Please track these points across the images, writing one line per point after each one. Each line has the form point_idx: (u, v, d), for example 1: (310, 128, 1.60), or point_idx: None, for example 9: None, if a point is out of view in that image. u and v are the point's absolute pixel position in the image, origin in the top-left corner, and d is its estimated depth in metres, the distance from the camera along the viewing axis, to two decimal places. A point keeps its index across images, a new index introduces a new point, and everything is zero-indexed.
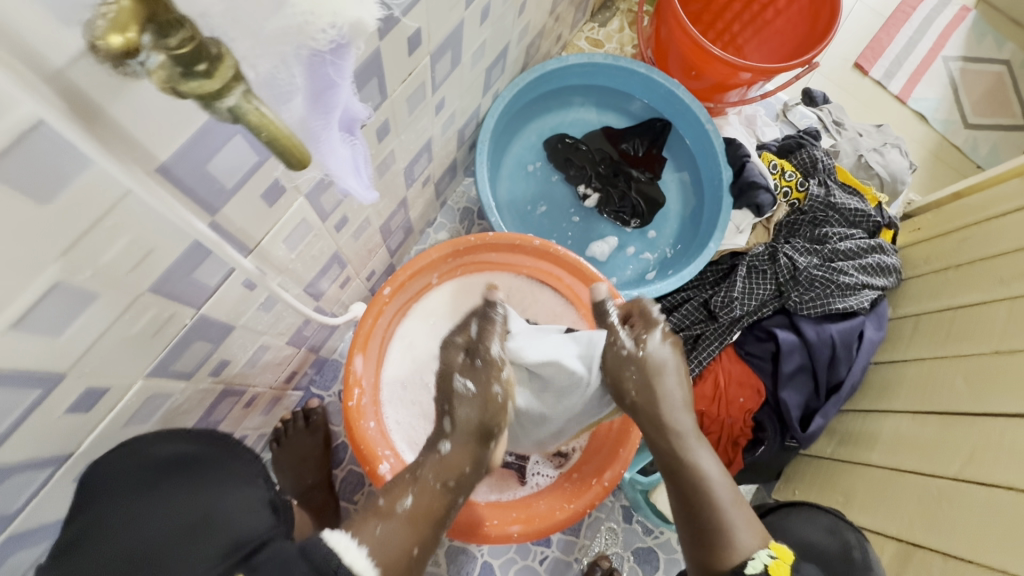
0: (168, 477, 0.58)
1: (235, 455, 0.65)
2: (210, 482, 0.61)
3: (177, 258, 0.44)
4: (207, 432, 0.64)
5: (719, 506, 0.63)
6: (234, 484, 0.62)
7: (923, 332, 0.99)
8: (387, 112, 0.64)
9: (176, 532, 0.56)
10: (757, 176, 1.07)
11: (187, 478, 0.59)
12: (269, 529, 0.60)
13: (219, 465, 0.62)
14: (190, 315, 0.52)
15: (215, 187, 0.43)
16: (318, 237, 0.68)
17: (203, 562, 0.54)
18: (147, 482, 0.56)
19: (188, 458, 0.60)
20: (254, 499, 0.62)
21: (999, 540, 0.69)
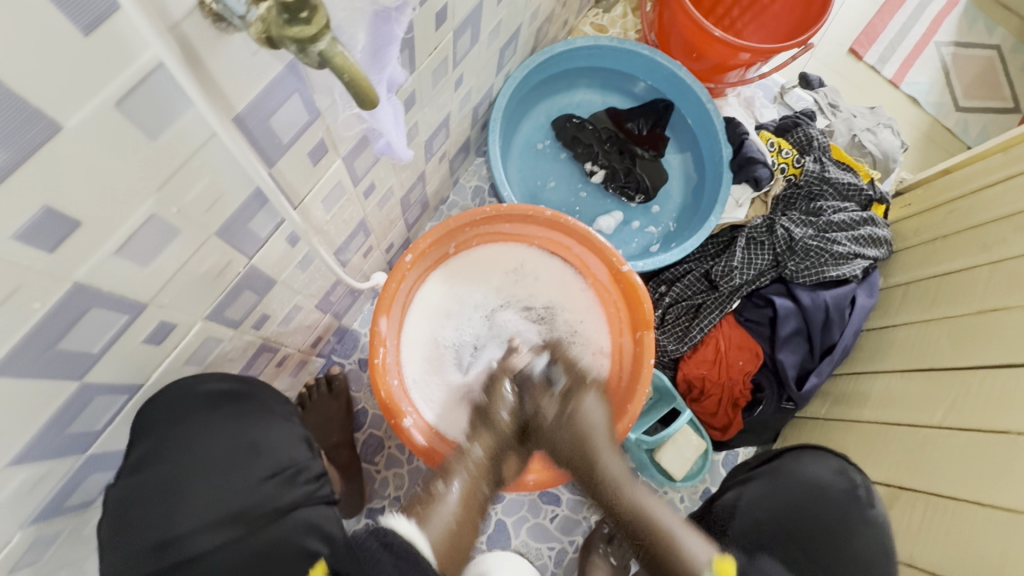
0: (220, 407, 0.62)
1: (273, 392, 0.70)
2: (252, 414, 0.65)
3: (238, 206, 0.50)
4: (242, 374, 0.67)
5: (667, 530, 0.75)
6: (278, 420, 0.67)
7: (913, 298, 1.04)
8: (415, 83, 0.69)
9: (224, 457, 0.62)
10: (757, 152, 1.14)
11: (233, 411, 0.64)
12: (308, 459, 0.67)
13: (259, 400, 0.67)
14: (243, 264, 0.58)
15: (275, 141, 0.49)
16: (350, 201, 0.74)
17: (252, 483, 0.62)
18: (200, 412, 0.60)
19: (232, 392, 0.64)
20: (292, 432, 0.68)
21: (981, 477, 0.75)
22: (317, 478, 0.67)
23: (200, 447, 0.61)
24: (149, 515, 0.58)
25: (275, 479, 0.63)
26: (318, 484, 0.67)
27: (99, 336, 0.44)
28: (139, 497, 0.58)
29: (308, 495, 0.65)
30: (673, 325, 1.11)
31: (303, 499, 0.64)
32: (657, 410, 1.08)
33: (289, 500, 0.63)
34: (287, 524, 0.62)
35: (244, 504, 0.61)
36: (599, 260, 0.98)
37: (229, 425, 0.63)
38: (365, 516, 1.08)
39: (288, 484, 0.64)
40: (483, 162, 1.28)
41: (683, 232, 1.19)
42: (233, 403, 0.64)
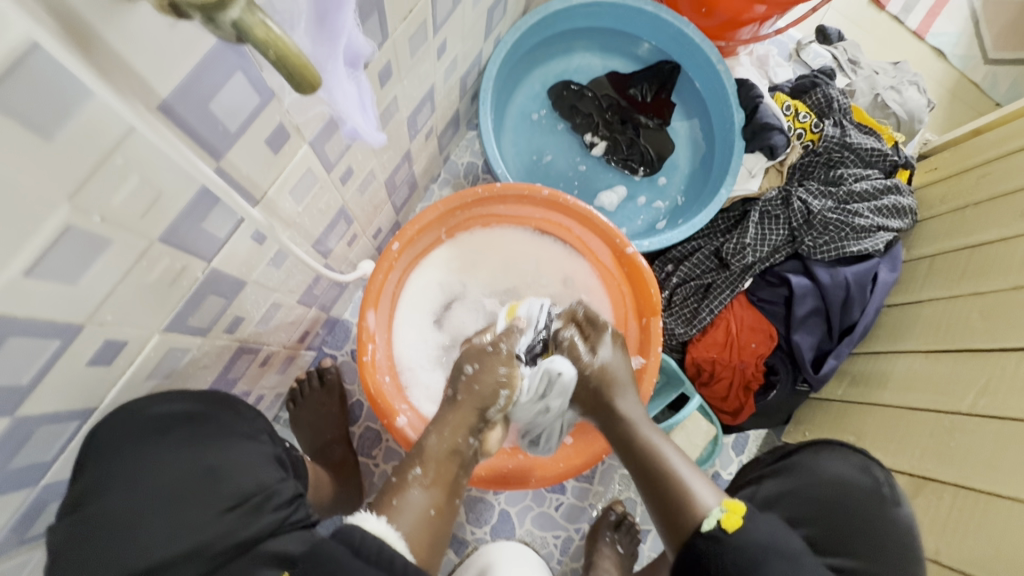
0: (173, 431, 0.57)
1: (238, 414, 0.65)
2: (216, 437, 0.60)
3: (185, 207, 0.44)
4: (206, 393, 0.63)
5: (676, 475, 0.67)
6: (239, 440, 0.62)
7: (938, 272, 0.97)
8: (389, 53, 0.61)
9: (182, 486, 0.56)
10: (771, 117, 1.04)
11: (190, 435, 0.58)
12: (278, 481, 0.61)
13: (224, 423, 0.62)
14: (203, 268, 0.52)
15: (219, 130, 0.42)
16: (324, 189, 0.67)
17: (211, 515, 0.55)
18: (151, 440, 0.55)
19: (195, 413, 0.60)
20: (261, 453, 0.63)
21: (1014, 469, 0.70)
22: (289, 502, 0.61)
23: (152, 475, 0.55)
24: (93, 556, 0.51)
25: (239, 508, 0.57)
26: (290, 508, 0.61)
27: (27, 364, 0.39)
28: (83, 536, 0.51)
29: (280, 522, 0.59)
30: (681, 307, 1.05)
31: (274, 526, 0.58)
32: (666, 394, 1.02)
33: (254, 532, 0.56)
34: (251, 560, 0.55)
35: (204, 539, 0.54)
36: (601, 242, 0.91)
37: (186, 451, 0.57)
38: None
39: (255, 512, 0.58)
40: (475, 136, 1.20)
41: (692, 205, 1.11)
42: (190, 425, 0.58)
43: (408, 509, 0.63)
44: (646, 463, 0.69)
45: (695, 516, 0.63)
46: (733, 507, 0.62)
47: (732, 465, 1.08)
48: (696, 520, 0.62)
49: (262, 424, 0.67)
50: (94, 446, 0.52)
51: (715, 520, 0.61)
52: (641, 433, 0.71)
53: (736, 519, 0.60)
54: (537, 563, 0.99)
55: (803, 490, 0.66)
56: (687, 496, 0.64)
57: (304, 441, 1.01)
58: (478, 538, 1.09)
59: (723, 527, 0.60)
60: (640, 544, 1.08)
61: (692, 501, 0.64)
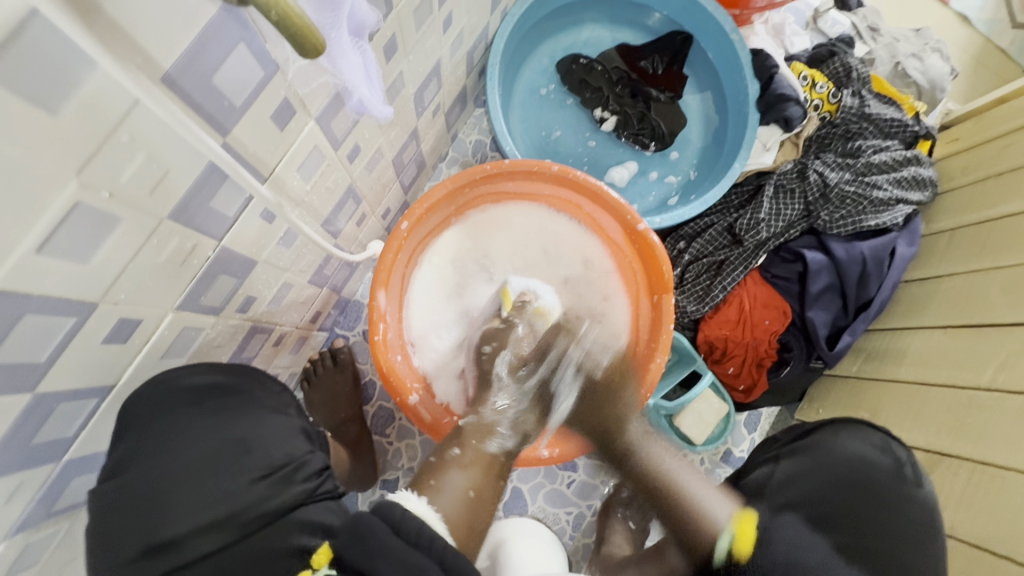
0: (204, 403, 0.59)
1: (266, 388, 0.66)
2: (245, 410, 0.62)
3: (193, 184, 0.43)
4: (238, 367, 0.65)
5: (691, 500, 0.71)
6: (264, 414, 0.63)
7: (959, 245, 0.95)
8: (394, 25, 0.60)
9: (212, 457, 0.57)
10: (786, 88, 1.01)
11: (221, 407, 0.60)
12: (307, 453, 0.63)
13: (251, 396, 0.63)
14: (213, 247, 0.52)
15: (224, 104, 0.41)
16: (332, 167, 0.66)
17: (243, 483, 0.57)
18: (185, 409, 0.57)
19: (223, 386, 0.61)
20: (289, 427, 0.64)
21: None
22: (319, 473, 0.63)
23: (184, 445, 0.57)
24: (133, 524, 0.53)
25: (270, 477, 0.58)
26: (318, 480, 0.62)
27: (44, 342, 0.39)
28: (122, 504, 0.53)
29: (311, 492, 0.61)
30: (693, 285, 1.04)
31: (304, 496, 0.60)
32: (676, 372, 1.03)
33: (285, 500, 0.58)
34: (284, 525, 0.57)
35: (238, 506, 0.56)
36: (612, 218, 0.90)
37: (216, 423, 0.59)
38: (379, 488, 1.07)
39: (284, 483, 0.59)
40: (483, 113, 1.18)
41: (704, 181, 1.09)
42: (218, 397, 0.60)
43: (447, 491, 0.64)
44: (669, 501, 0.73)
45: (713, 539, 0.68)
46: (745, 521, 0.65)
47: (744, 442, 1.08)
48: (716, 541, 0.67)
49: (289, 397, 0.68)
50: (124, 415, 0.54)
51: (727, 549, 0.65)
52: (666, 478, 0.75)
53: (748, 540, 0.63)
54: (550, 539, 1.01)
55: (816, 471, 0.65)
56: (704, 518, 0.69)
57: (319, 420, 1.03)
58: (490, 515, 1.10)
59: (737, 551, 0.64)
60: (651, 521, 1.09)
61: (708, 519, 0.69)
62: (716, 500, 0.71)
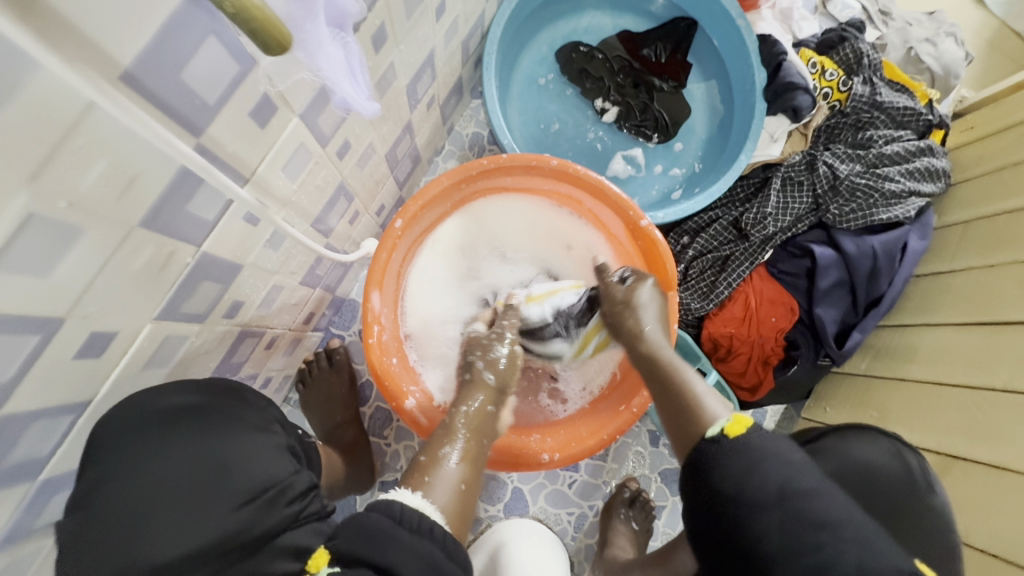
0: (176, 426, 0.54)
1: (248, 404, 0.62)
2: (223, 429, 0.57)
3: (167, 190, 0.40)
4: (210, 385, 0.60)
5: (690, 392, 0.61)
6: (248, 433, 0.59)
7: (972, 239, 0.92)
8: (382, 14, 0.56)
9: (187, 481, 0.52)
10: (796, 76, 0.97)
11: (195, 429, 0.55)
12: (290, 474, 0.58)
13: (229, 415, 0.59)
14: (193, 253, 0.49)
15: (196, 103, 0.38)
16: (320, 165, 0.63)
17: (223, 509, 0.52)
18: (153, 435, 0.53)
19: (199, 406, 0.57)
20: (272, 447, 0.60)
21: None
22: (304, 494, 0.58)
23: (157, 468, 0.52)
24: (101, 557, 0.48)
25: (252, 503, 0.54)
26: (303, 503, 0.57)
27: (8, 360, 0.37)
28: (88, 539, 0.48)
29: (295, 516, 0.56)
30: (697, 281, 1.01)
31: (289, 521, 0.55)
32: None
33: (270, 526, 0.53)
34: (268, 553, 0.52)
35: (215, 536, 0.50)
36: (614, 214, 0.87)
37: (193, 444, 0.54)
38: (378, 490, 1.05)
39: (268, 507, 0.54)
40: (480, 105, 1.14)
41: (709, 173, 1.05)
42: (191, 419, 0.55)
43: (440, 483, 0.58)
44: (668, 395, 0.63)
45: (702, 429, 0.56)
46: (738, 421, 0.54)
47: None
48: (704, 430, 0.56)
49: (273, 413, 0.64)
50: (94, 440, 0.51)
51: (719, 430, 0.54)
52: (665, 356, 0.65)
53: (740, 426, 0.53)
54: (552, 540, 0.99)
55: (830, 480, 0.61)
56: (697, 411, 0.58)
57: (314, 422, 1.01)
58: (491, 516, 1.08)
59: (724, 434, 0.53)
60: (655, 521, 1.07)
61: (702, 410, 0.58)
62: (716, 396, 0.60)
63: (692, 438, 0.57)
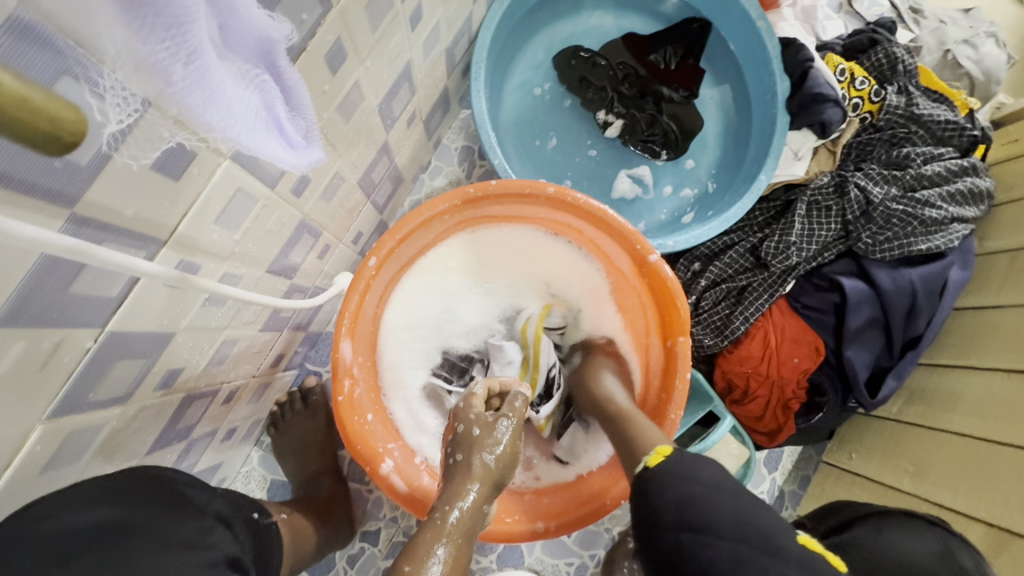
0: (91, 551, 0.43)
1: (187, 508, 0.51)
2: (147, 555, 0.45)
3: (28, 277, 0.31)
4: (143, 483, 0.49)
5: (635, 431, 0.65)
6: (190, 547, 0.48)
7: (1021, 272, 0.81)
8: (336, 28, 0.46)
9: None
10: (824, 85, 0.85)
11: (116, 552, 0.44)
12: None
13: (158, 529, 0.47)
14: (95, 335, 0.39)
15: (47, 165, 0.29)
16: (270, 207, 0.53)
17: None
18: (51, 574, 0.40)
19: (115, 524, 0.45)
20: (210, 559, 0.49)
21: None
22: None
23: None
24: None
25: None
26: None
27: None
28: None
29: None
30: (710, 316, 0.91)
31: None
32: (693, 412, 0.92)
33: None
34: None
35: None
36: (618, 247, 0.76)
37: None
38: (359, 541, 0.96)
39: None
40: (471, 115, 1.03)
41: (724, 193, 0.95)
42: (113, 538, 0.44)
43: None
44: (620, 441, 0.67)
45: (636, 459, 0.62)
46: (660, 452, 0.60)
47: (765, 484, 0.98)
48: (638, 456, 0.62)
49: (218, 509, 0.55)
50: None
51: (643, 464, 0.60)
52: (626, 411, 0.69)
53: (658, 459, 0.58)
54: None
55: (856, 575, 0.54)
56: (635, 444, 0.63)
57: (288, 470, 0.91)
58: (483, 567, 0.99)
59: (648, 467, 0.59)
60: None
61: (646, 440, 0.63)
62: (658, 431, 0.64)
63: (631, 460, 0.62)
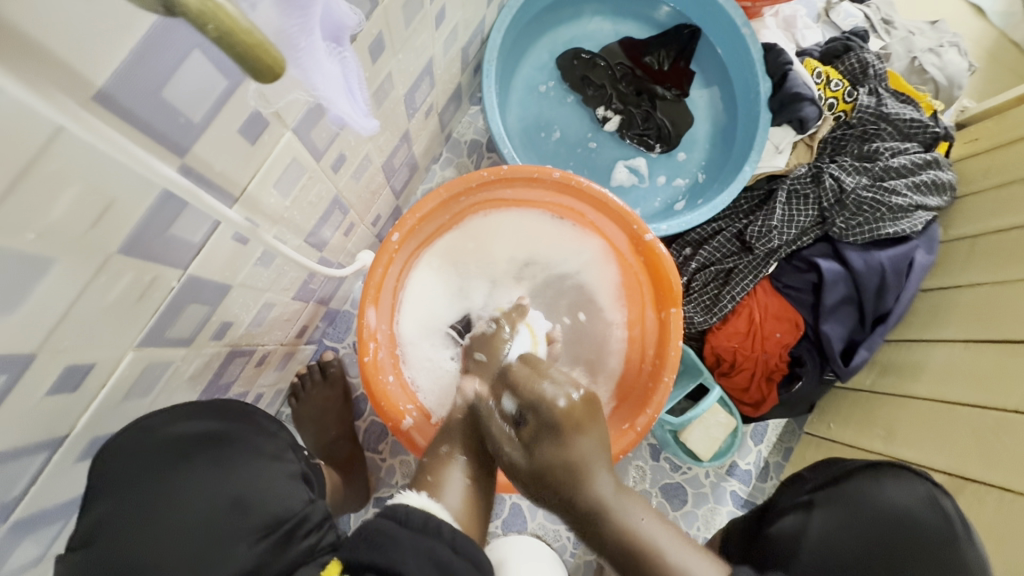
0: (201, 452, 0.55)
1: (261, 428, 0.61)
2: (231, 461, 0.56)
3: (147, 214, 0.37)
4: (232, 407, 0.61)
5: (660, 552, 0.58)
6: (258, 459, 0.58)
7: (979, 255, 0.90)
8: (380, 23, 0.53)
9: (204, 519, 0.52)
10: (802, 86, 0.95)
11: (215, 458, 0.56)
12: (307, 504, 0.58)
13: (246, 441, 0.59)
14: (177, 276, 0.46)
15: (179, 121, 0.35)
16: (314, 179, 0.60)
17: (240, 548, 0.52)
18: (174, 465, 0.54)
19: (215, 434, 0.57)
20: (286, 471, 0.59)
21: None
22: (320, 525, 0.58)
23: (174, 505, 0.52)
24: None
25: (267, 539, 0.54)
26: (320, 534, 0.58)
27: None
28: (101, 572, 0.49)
29: (312, 549, 0.56)
30: (700, 295, 0.99)
31: (304, 555, 0.55)
32: (683, 385, 0.98)
33: (284, 564, 0.54)
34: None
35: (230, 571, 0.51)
36: (617, 227, 0.84)
37: (208, 479, 0.54)
38: (372, 506, 1.02)
39: (283, 543, 0.55)
40: (479, 111, 1.11)
41: (713, 183, 1.03)
42: (211, 446, 0.56)
43: (454, 488, 0.61)
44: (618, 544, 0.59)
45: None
46: None
47: (750, 455, 1.06)
48: None
49: (285, 439, 0.62)
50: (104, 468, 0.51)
51: None
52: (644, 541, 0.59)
53: None
54: (550, 559, 0.97)
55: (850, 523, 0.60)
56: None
57: (307, 438, 0.98)
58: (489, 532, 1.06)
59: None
60: None
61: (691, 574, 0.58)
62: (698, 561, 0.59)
63: None
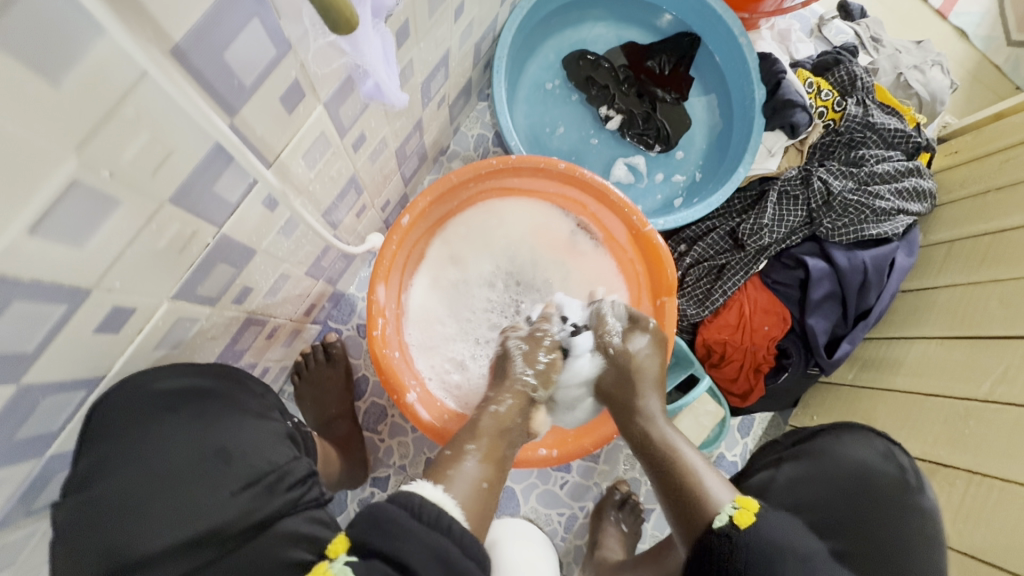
0: (183, 406, 0.56)
1: (247, 390, 0.64)
2: (221, 413, 0.58)
3: (197, 165, 0.41)
4: (212, 367, 0.62)
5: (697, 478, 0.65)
6: (249, 418, 0.61)
7: (957, 256, 0.95)
8: (408, 11, 0.57)
9: (190, 465, 0.54)
10: (794, 93, 1.00)
11: (199, 410, 0.57)
12: (291, 460, 0.61)
13: (233, 399, 0.61)
14: (213, 234, 0.48)
15: (234, 83, 0.39)
16: (336, 155, 0.63)
17: (224, 496, 0.54)
18: (158, 415, 0.54)
19: (198, 390, 0.58)
20: (271, 431, 0.62)
21: (1004, 454, 0.73)
22: (302, 480, 0.61)
23: (160, 451, 0.54)
24: (109, 540, 0.50)
25: (252, 488, 0.56)
26: (303, 488, 0.60)
27: (32, 330, 0.37)
28: (88, 520, 0.50)
29: (295, 502, 0.59)
30: (693, 289, 1.03)
31: (288, 507, 0.58)
32: (675, 375, 1.02)
33: (270, 512, 0.56)
34: (269, 540, 0.54)
35: (218, 521, 0.53)
36: (617, 218, 0.88)
37: (193, 429, 0.56)
38: (369, 485, 1.04)
39: (268, 494, 0.57)
40: (487, 107, 1.16)
41: (708, 183, 1.08)
42: (195, 401, 0.57)
43: (460, 480, 0.61)
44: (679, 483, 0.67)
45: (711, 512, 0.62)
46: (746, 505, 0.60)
47: (738, 447, 1.08)
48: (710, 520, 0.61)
49: (272, 400, 0.66)
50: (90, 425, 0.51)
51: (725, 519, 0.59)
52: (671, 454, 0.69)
53: (748, 517, 0.58)
54: (542, 540, 0.99)
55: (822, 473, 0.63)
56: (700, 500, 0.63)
57: (309, 415, 1.00)
58: None
59: (734, 524, 0.59)
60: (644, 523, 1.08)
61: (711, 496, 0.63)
62: (723, 482, 0.65)
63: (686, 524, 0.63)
